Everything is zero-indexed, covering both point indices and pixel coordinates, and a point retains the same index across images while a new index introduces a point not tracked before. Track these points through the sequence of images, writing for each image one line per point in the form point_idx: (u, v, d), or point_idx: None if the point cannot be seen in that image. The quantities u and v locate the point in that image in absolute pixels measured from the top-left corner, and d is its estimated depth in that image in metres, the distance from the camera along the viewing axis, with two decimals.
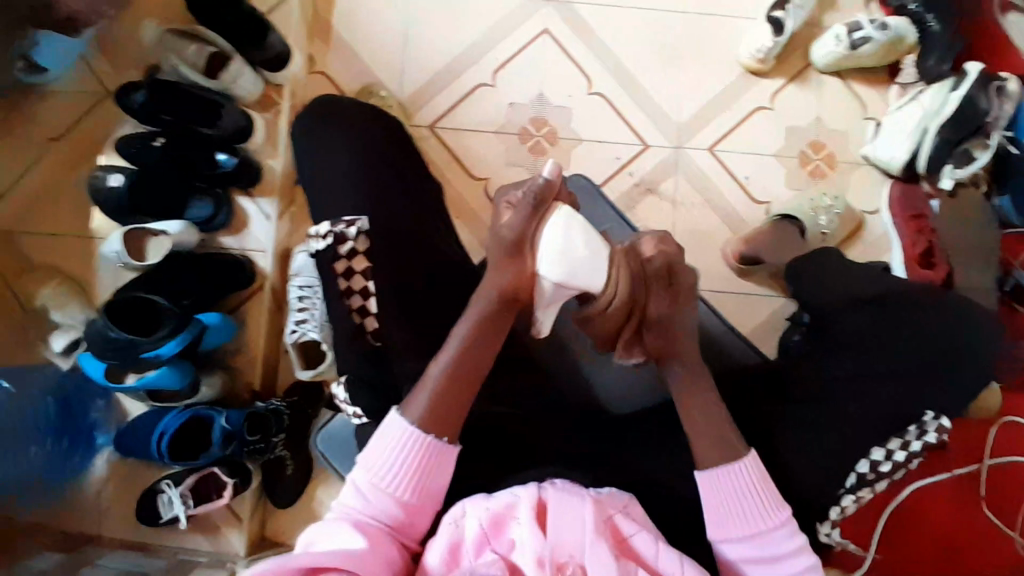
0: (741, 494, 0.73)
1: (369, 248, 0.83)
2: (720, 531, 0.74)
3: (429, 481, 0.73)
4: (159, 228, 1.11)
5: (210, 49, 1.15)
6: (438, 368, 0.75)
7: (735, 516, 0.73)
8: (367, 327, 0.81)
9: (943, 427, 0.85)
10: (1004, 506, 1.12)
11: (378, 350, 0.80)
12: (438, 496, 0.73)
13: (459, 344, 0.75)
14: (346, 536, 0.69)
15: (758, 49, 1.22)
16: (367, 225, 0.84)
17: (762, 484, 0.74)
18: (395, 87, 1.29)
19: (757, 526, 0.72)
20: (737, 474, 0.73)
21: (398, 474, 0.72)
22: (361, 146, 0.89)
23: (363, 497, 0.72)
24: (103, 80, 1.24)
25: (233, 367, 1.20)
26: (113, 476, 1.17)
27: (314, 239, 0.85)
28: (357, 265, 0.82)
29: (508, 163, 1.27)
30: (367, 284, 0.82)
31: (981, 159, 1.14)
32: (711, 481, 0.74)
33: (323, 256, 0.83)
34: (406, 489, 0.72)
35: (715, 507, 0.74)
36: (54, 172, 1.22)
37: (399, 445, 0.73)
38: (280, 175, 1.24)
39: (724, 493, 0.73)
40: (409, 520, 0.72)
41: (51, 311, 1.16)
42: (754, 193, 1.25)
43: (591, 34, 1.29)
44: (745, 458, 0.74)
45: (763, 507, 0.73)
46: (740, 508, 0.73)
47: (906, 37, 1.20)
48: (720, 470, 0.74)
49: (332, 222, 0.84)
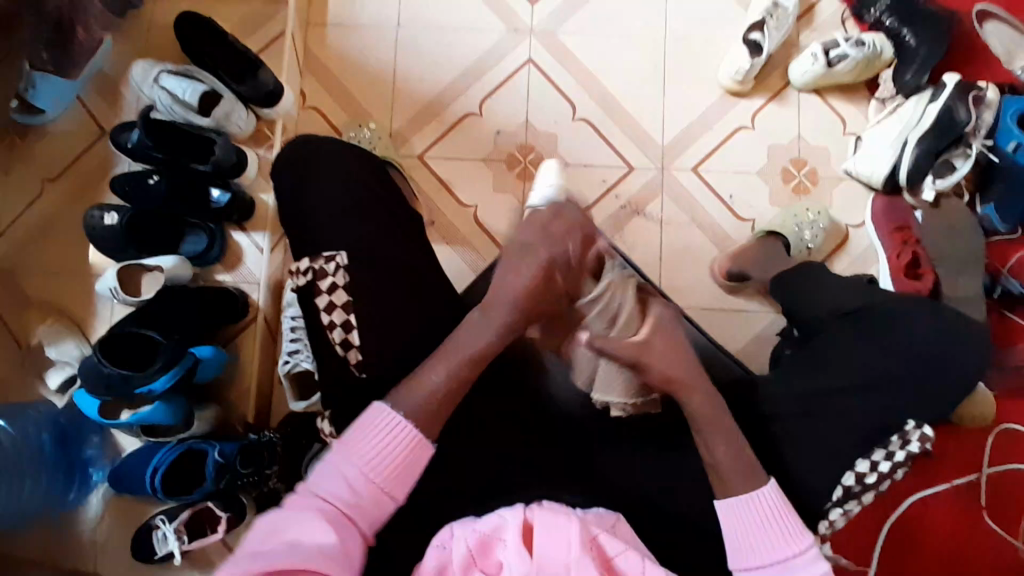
0: (765, 520, 0.74)
1: (349, 282, 0.84)
2: (742, 558, 0.74)
3: (405, 471, 0.72)
4: (153, 263, 1.13)
5: (203, 89, 1.18)
6: (435, 378, 0.75)
7: (755, 545, 0.73)
8: (350, 360, 0.82)
9: (925, 435, 0.84)
10: (1007, 515, 1.10)
11: (364, 381, 0.82)
12: (411, 484, 0.72)
13: (461, 347, 0.77)
14: (314, 526, 0.66)
15: (738, 70, 1.25)
16: (346, 260, 0.85)
17: (786, 508, 0.75)
18: (385, 119, 1.32)
19: (779, 553, 0.72)
20: (765, 498, 0.74)
21: (376, 459, 0.71)
22: (346, 173, 0.90)
23: (337, 484, 0.69)
24: (97, 118, 1.26)
25: (228, 401, 1.20)
26: (106, 513, 1.16)
27: (296, 275, 0.87)
28: (337, 300, 0.83)
29: (496, 190, 1.29)
30: (347, 318, 0.83)
31: (961, 169, 1.17)
32: (733, 509, 0.75)
33: (304, 292, 0.85)
34: (381, 475, 0.70)
35: (737, 537, 0.74)
36: (43, 212, 1.24)
37: (383, 435, 0.72)
38: (272, 208, 1.26)
39: (747, 519, 0.74)
40: (380, 506, 0.70)
41: (46, 346, 1.18)
42: (740, 210, 1.27)
43: (574, 62, 1.33)
44: (768, 483, 0.75)
45: (786, 534, 0.73)
46: (762, 535, 0.73)
47: (882, 54, 1.23)
48: (745, 498, 0.74)
49: (312, 256, 0.86)
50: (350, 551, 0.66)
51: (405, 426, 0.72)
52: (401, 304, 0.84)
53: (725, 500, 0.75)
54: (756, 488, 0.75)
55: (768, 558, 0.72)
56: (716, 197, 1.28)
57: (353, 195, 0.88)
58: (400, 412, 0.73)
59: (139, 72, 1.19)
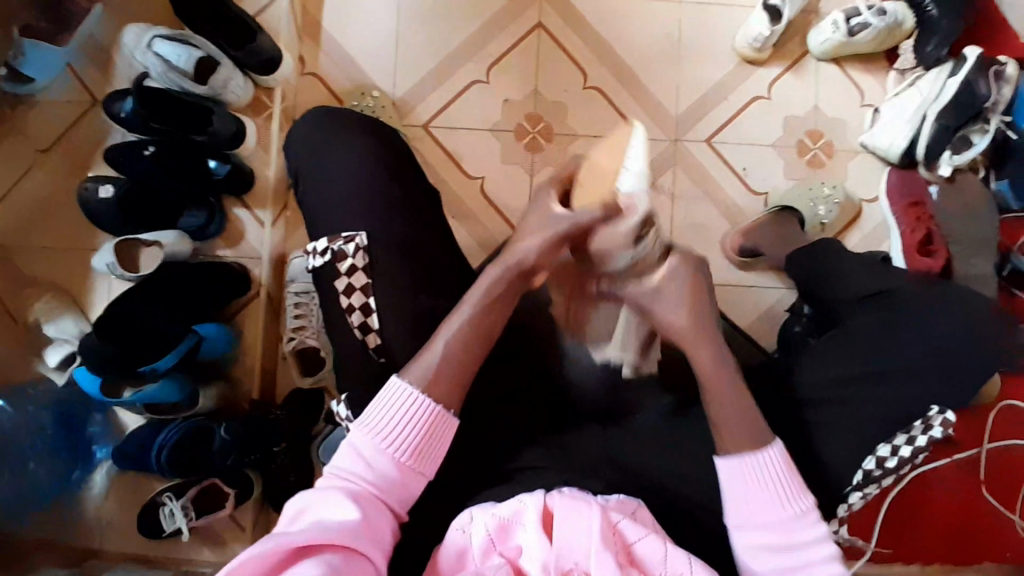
0: (763, 480, 0.71)
1: (370, 263, 0.81)
2: (738, 515, 0.72)
3: (430, 449, 0.71)
4: (151, 238, 1.10)
5: (198, 54, 1.11)
6: (434, 352, 0.72)
7: (752, 501, 0.71)
8: (369, 343, 0.80)
9: (948, 420, 0.84)
10: (1005, 489, 1.12)
11: (384, 366, 0.80)
12: (438, 459, 0.71)
13: (464, 318, 0.73)
14: (340, 505, 0.65)
15: (755, 38, 1.20)
16: (366, 240, 0.81)
17: (788, 468, 0.72)
18: (388, 87, 1.27)
19: (776, 513, 0.70)
20: (766, 462, 0.71)
21: (401, 440, 0.70)
22: (357, 149, 0.87)
23: (363, 464, 0.69)
24: (89, 86, 1.22)
25: (234, 378, 1.18)
26: (112, 490, 1.15)
27: (313, 255, 0.83)
28: (358, 281, 0.80)
29: (503, 161, 1.25)
30: (368, 300, 0.80)
31: (979, 145, 1.14)
32: (733, 467, 0.71)
33: (324, 272, 0.82)
34: (406, 451, 0.70)
35: (735, 493, 0.72)
36: (37, 184, 1.20)
37: (403, 411, 0.70)
38: (274, 180, 1.22)
39: (746, 482, 0.71)
40: (405, 484, 0.70)
41: (43, 323, 1.15)
42: (753, 184, 1.25)
43: (585, 27, 1.27)
44: (772, 445, 0.72)
45: (786, 495, 0.71)
46: (762, 494, 0.71)
47: (904, 23, 1.19)
48: (745, 458, 0.71)
49: (331, 236, 0.82)
50: (376, 528, 0.66)
51: (427, 402, 0.70)
52: (416, 287, 0.81)
53: (726, 457, 0.72)
54: (757, 451, 0.71)
55: (763, 517, 0.71)
56: (728, 170, 1.25)
57: (365, 172, 0.85)
58: (416, 387, 0.71)
59: (133, 35, 1.13)
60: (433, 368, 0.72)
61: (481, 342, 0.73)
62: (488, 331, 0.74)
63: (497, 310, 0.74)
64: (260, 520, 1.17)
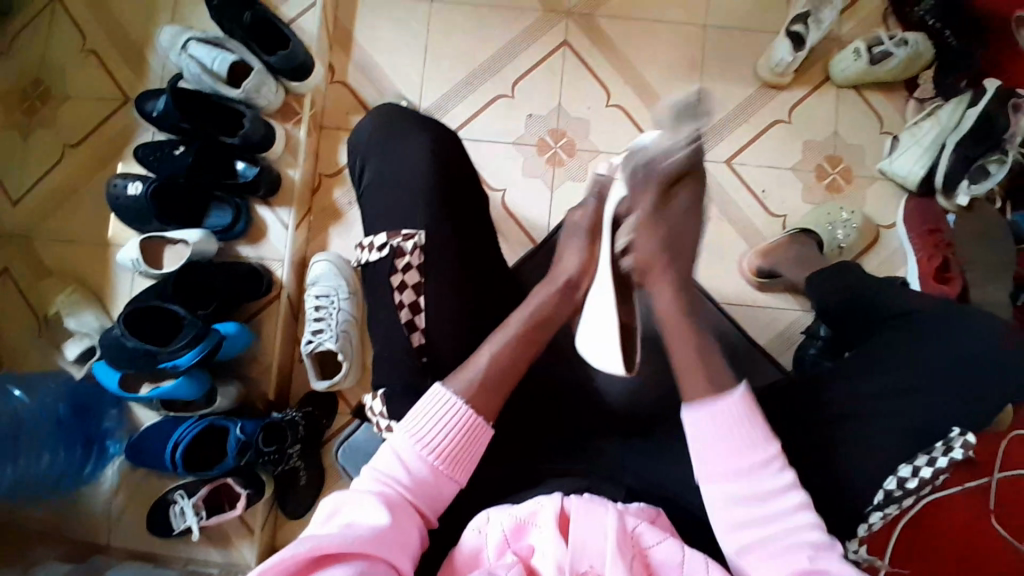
0: (728, 431, 0.71)
1: (424, 262, 0.82)
2: (706, 468, 0.71)
3: (465, 457, 0.71)
4: (177, 237, 1.11)
5: (231, 58, 1.14)
6: (482, 359, 0.74)
7: (719, 453, 0.70)
8: (414, 342, 0.81)
9: (970, 443, 0.84)
10: (1014, 518, 1.11)
11: (425, 365, 0.80)
12: (471, 467, 0.72)
13: (510, 333, 0.77)
14: (374, 508, 0.65)
15: (778, 63, 1.22)
16: (425, 239, 0.83)
17: (750, 411, 0.71)
18: (415, 97, 1.29)
19: (740, 460, 0.70)
20: (727, 409, 0.71)
21: (438, 447, 0.70)
22: (391, 151, 0.88)
23: (398, 468, 0.69)
24: (120, 84, 1.24)
25: (248, 376, 1.19)
26: (122, 485, 1.15)
27: (367, 250, 0.84)
28: (410, 280, 0.82)
29: (524, 174, 1.27)
30: (418, 299, 0.81)
31: (997, 175, 1.15)
32: (695, 416, 0.72)
33: (377, 267, 0.83)
34: (442, 458, 0.70)
35: (700, 448, 0.71)
36: (66, 177, 1.22)
37: (441, 419, 0.71)
38: (298, 184, 1.22)
39: (712, 427, 0.71)
40: (438, 490, 0.70)
41: (65, 316, 1.16)
42: (772, 206, 1.26)
43: (610, 46, 1.30)
44: (736, 390, 0.72)
45: (750, 442, 0.70)
46: (727, 445, 0.70)
47: (924, 54, 1.21)
48: (709, 406, 0.71)
49: (389, 232, 0.83)
50: (407, 534, 0.65)
51: (466, 410, 0.71)
52: (444, 293, 0.82)
53: (689, 408, 0.72)
54: (717, 397, 0.71)
55: (729, 465, 0.70)
56: (747, 191, 1.26)
57: (397, 175, 0.86)
58: (458, 395, 0.72)
59: (167, 38, 1.18)
60: (479, 376, 0.73)
61: (526, 348, 0.77)
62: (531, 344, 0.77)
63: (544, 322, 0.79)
64: (268, 522, 1.17)
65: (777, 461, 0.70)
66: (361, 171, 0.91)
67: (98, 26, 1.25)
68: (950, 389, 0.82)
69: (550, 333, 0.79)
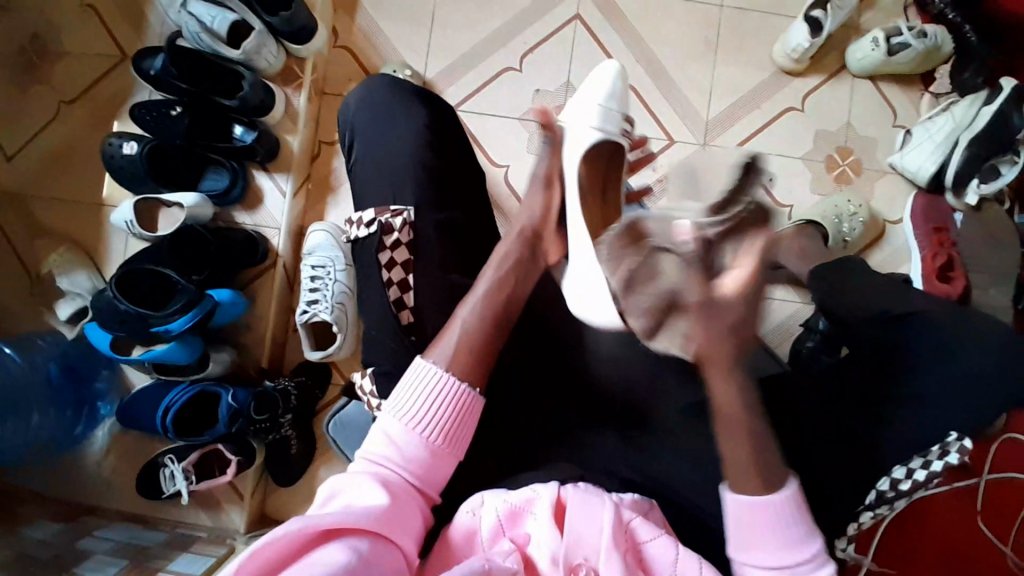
0: (773, 526, 0.67)
1: (414, 240, 0.81)
2: (746, 554, 0.69)
3: (460, 430, 0.70)
4: (173, 200, 1.09)
5: (232, 18, 1.10)
6: (452, 334, 0.74)
7: (760, 544, 0.67)
8: (402, 320, 0.79)
9: (965, 448, 0.78)
10: (1000, 519, 1.11)
11: (415, 345, 0.79)
12: (465, 442, 0.71)
13: (482, 293, 0.78)
14: (370, 489, 0.64)
15: (794, 49, 1.19)
16: (414, 216, 0.82)
17: (800, 512, 0.67)
18: (420, 66, 1.26)
19: (784, 557, 0.67)
20: (771, 505, 0.67)
21: (432, 422, 0.69)
22: (396, 123, 0.86)
23: (393, 448, 0.68)
24: (119, 41, 1.20)
25: (242, 343, 1.18)
26: (113, 447, 1.15)
27: (357, 227, 0.83)
28: (399, 257, 0.80)
29: (529, 150, 1.25)
30: (406, 277, 0.80)
31: (1007, 176, 1.13)
32: (745, 510, 0.67)
33: (367, 244, 0.82)
34: (435, 433, 0.69)
35: (742, 535, 0.68)
36: (62, 135, 1.20)
37: (431, 392, 0.70)
38: (297, 151, 1.20)
39: (756, 520, 0.67)
40: (434, 467, 0.69)
41: (56, 275, 1.15)
42: (779, 196, 1.24)
43: (622, 22, 1.26)
44: (785, 487, 0.67)
45: (794, 540, 0.67)
46: (767, 539, 0.67)
47: (943, 47, 1.18)
48: (756, 500, 0.67)
49: (377, 209, 0.82)
50: (406, 512, 0.64)
51: (454, 381, 0.71)
52: (442, 272, 0.81)
53: (734, 497, 0.68)
54: (768, 494, 0.67)
55: (772, 559, 0.67)
56: None
57: (402, 148, 0.84)
58: (439, 366, 0.72)
59: None
60: (454, 344, 0.73)
61: (502, 321, 0.77)
62: (504, 306, 0.78)
63: (512, 282, 0.80)
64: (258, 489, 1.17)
65: (819, 558, 0.68)
66: (350, 146, 0.89)
67: None
68: (952, 389, 0.81)
69: (520, 292, 0.80)
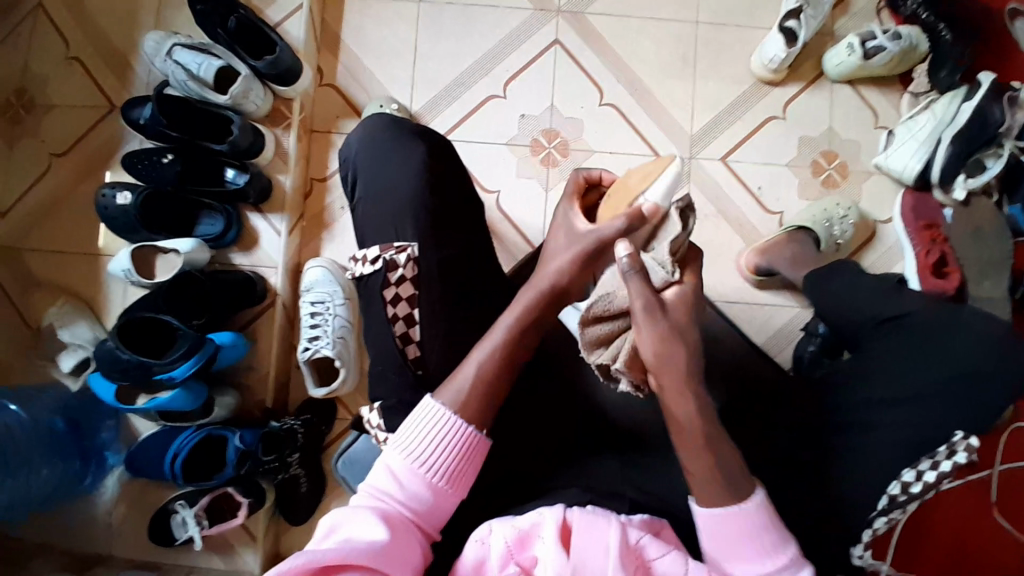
0: (744, 534, 0.66)
1: (418, 274, 0.81)
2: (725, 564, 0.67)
3: (465, 471, 0.69)
4: (168, 247, 1.10)
5: (218, 65, 1.13)
6: (469, 368, 0.70)
7: (738, 554, 0.67)
8: (408, 354, 0.80)
9: (972, 446, 0.79)
10: (1014, 509, 1.11)
11: (417, 376, 0.79)
12: (471, 478, 0.70)
13: (500, 336, 0.71)
14: (372, 523, 0.64)
15: (771, 59, 1.21)
16: (418, 251, 0.82)
17: (769, 520, 0.67)
18: (406, 99, 1.28)
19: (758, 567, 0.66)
20: (742, 514, 0.66)
21: (436, 461, 0.68)
22: (395, 161, 0.87)
23: (395, 483, 0.68)
24: (109, 93, 1.23)
25: (244, 385, 1.18)
26: (122, 497, 1.15)
27: (361, 263, 0.83)
28: (405, 292, 0.81)
29: (518, 174, 1.26)
30: (412, 311, 0.80)
31: (993, 169, 1.15)
32: (712, 519, 0.67)
33: (370, 281, 0.82)
34: (439, 474, 0.68)
35: (717, 544, 0.67)
36: (55, 189, 1.21)
37: (437, 433, 0.69)
38: (290, 191, 1.21)
39: (728, 528, 0.66)
40: (437, 506, 0.68)
41: (58, 328, 1.16)
42: (768, 203, 1.25)
43: (601, 44, 1.29)
44: (752, 495, 0.67)
45: (766, 551, 0.66)
46: (742, 548, 0.66)
47: (918, 47, 1.20)
48: (726, 510, 0.66)
49: (382, 246, 0.83)
50: (406, 548, 0.64)
51: (464, 426, 0.69)
52: (440, 304, 0.81)
53: (705, 508, 0.67)
54: (739, 502, 0.66)
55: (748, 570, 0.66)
56: (744, 189, 1.25)
57: (400, 184, 0.85)
58: (451, 409, 0.69)
59: (152, 45, 1.16)
60: (468, 386, 0.70)
61: (514, 368, 0.72)
62: (519, 352, 0.72)
63: (531, 325, 0.72)
64: (270, 531, 1.17)
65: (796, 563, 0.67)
66: (351, 184, 0.89)
67: (82, 33, 1.24)
68: (949, 384, 0.82)
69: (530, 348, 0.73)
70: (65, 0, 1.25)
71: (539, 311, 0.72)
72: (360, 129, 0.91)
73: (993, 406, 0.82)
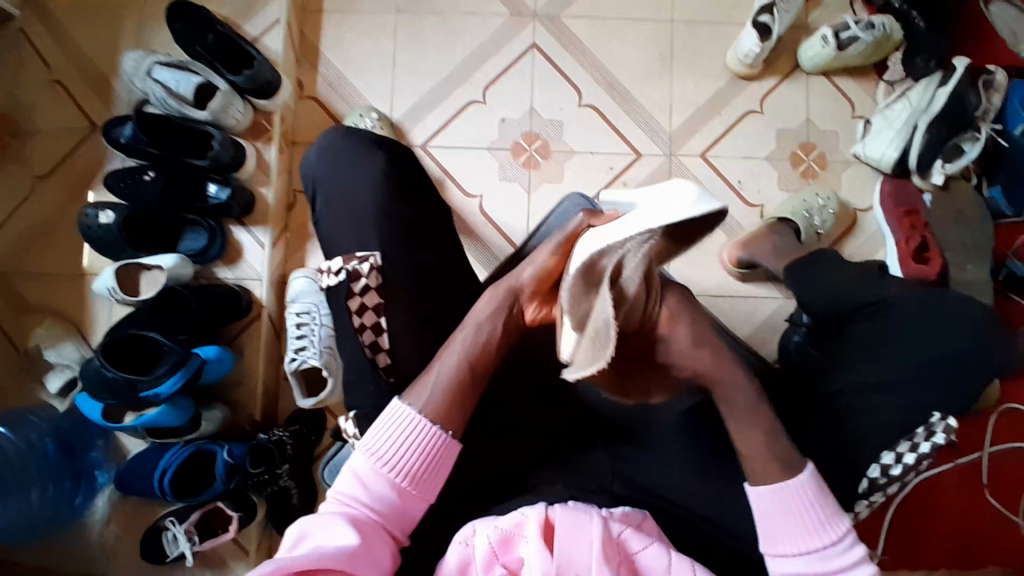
0: (801, 509, 0.67)
1: (382, 283, 0.81)
2: (778, 545, 0.68)
3: (431, 474, 0.69)
4: (152, 263, 1.10)
5: (196, 81, 1.14)
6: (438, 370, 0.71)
7: (790, 534, 0.67)
8: (378, 363, 0.79)
9: (950, 427, 0.81)
10: (1005, 491, 1.11)
11: (392, 385, 0.79)
12: (437, 484, 0.70)
13: (464, 341, 0.72)
14: (343, 530, 0.64)
15: (746, 54, 1.22)
16: (380, 261, 0.82)
17: (821, 496, 0.68)
18: (385, 108, 1.29)
19: (814, 542, 0.66)
20: (798, 488, 0.68)
21: (401, 464, 0.68)
22: (370, 168, 0.87)
23: (362, 488, 0.67)
24: (90, 113, 1.23)
25: (233, 398, 1.18)
26: (114, 516, 1.14)
27: (326, 275, 0.83)
28: (370, 301, 0.80)
29: (500, 179, 1.27)
30: (379, 320, 0.80)
31: (971, 152, 1.15)
32: (774, 496, 0.68)
33: (336, 291, 0.82)
34: (406, 478, 0.68)
35: (773, 526, 0.68)
36: (38, 212, 1.21)
37: (403, 435, 0.69)
38: (272, 203, 1.22)
39: (782, 504, 0.68)
40: (405, 510, 0.68)
41: (43, 349, 1.15)
42: (749, 196, 1.26)
43: (578, 46, 1.30)
44: (805, 470, 0.68)
45: (822, 523, 0.67)
46: (799, 523, 0.67)
47: (892, 35, 1.21)
48: (781, 484, 0.68)
49: (345, 257, 0.83)
50: (376, 552, 0.64)
51: (428, 428, 0.69)
52: (419, 308, 0.81)
53: (761, 484, 0.69)
54: (791, 477, 0.68)
55: (802, 545, 0.66)
56: (724, 184, 1.26)
57: (373, 191, 0.86)
58: (418, 410, 0.69)
59: (131, 63, 1.18)
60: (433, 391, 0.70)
61: (482, 377, 0.72)
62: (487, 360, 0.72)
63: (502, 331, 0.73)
64: (263, 542, 1.16)
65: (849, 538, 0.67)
66: (313, 197, 0.89)
67: (61, 56, 1.24)
68: (930, 366, 0.82)
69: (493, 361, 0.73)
70: (44, 24, 1.25)
71: (511, 316, 0.74)
72: (323, 134, 0.91)
73: (971, 387, 0.82)
